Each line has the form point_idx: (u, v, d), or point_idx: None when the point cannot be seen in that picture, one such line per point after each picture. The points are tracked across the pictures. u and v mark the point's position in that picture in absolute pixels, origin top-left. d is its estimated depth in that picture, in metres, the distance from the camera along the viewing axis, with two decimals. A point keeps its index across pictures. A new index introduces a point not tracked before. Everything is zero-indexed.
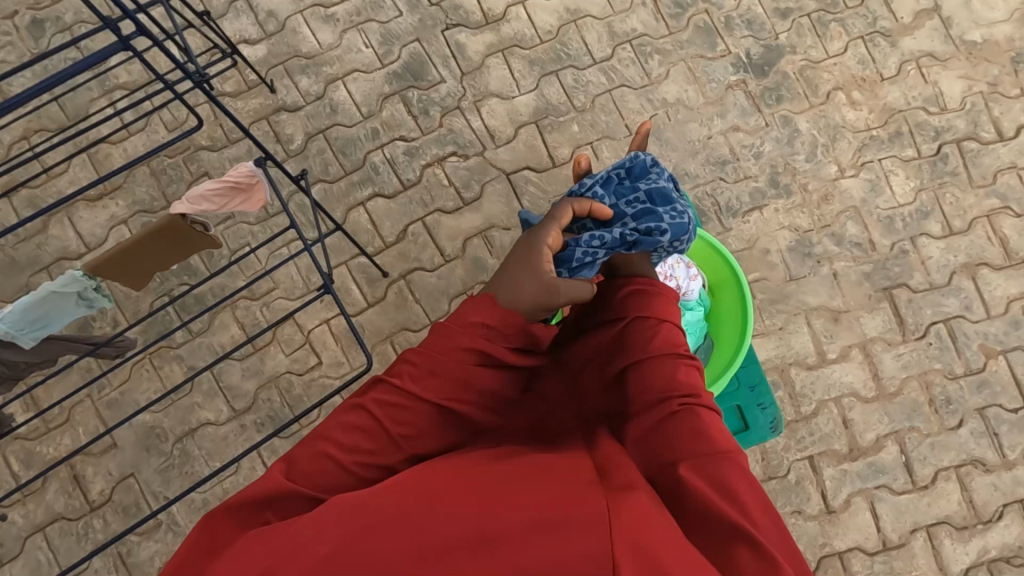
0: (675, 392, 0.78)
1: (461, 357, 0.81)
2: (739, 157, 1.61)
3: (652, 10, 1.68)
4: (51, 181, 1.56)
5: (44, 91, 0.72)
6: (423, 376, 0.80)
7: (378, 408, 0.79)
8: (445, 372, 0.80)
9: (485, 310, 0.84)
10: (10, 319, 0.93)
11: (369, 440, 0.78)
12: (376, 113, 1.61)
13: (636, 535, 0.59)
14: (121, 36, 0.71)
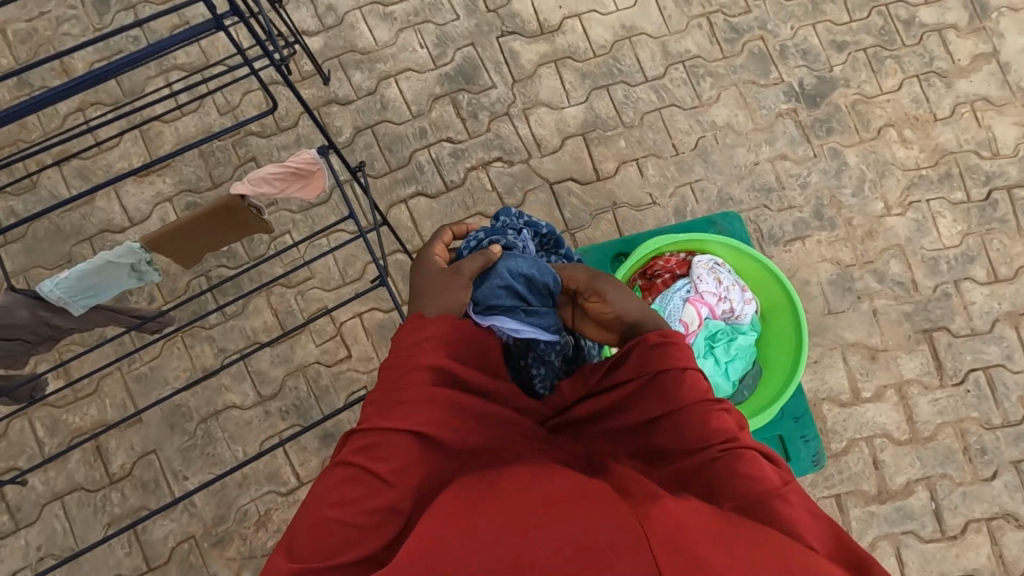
0: (714, 441, 0.79)
1: (430, 389, 0.80)
2: (785, 185, 1.59)
3: (708, 32, 1.68)
4: (102, 154, 1.59)
5: (133, 64, 0.72)
6: (400, 411, 0.79)
7: (365, 454, 0.77)
8: (425, 402, 0.79)
9: (432, 328, 0.84)
10: (65, 285, 0.94)
11: (367, 485, 0.76)
12: (426, 113, 1.62)
13: (673, 538, 0.62)
14: (216, 15, 0.72)
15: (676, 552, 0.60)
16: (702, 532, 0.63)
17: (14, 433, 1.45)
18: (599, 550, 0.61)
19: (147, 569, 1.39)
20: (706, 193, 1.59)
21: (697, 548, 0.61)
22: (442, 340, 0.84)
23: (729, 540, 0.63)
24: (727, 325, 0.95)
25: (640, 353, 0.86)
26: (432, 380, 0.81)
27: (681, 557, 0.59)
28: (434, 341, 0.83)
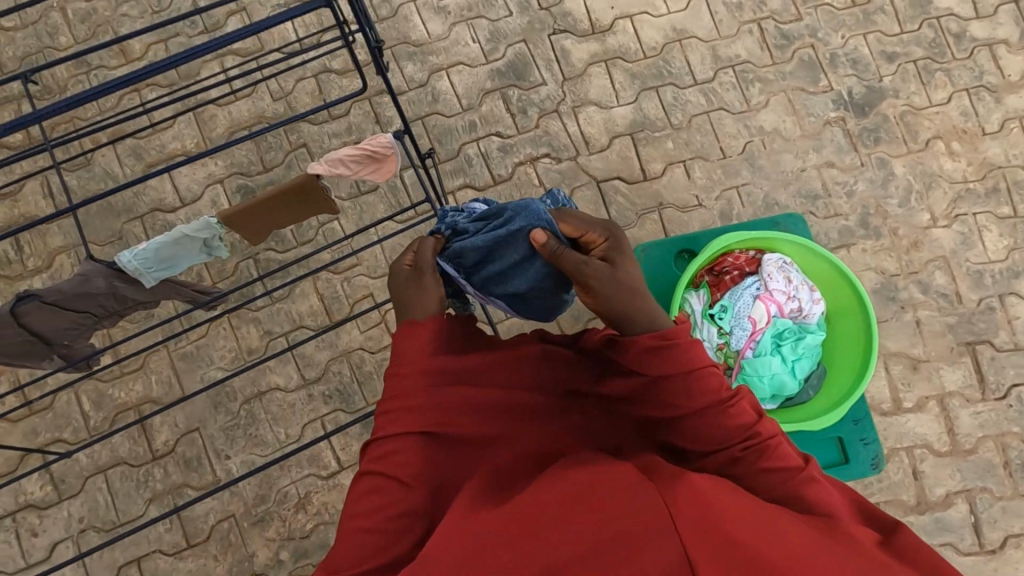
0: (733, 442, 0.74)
1: (428, 391, 0.77)
2: (831, 193, 1.60)
3: (759, 38, 1.69)
4: (156, 134, 1.61)
5: (248, 34, 0.80)
6: (403, 416, 0.76)
7: (377, 463, 0.77)
8: (426, 403, 0.77)
9: (421, 331, 0.80)
10: (141, 256, 0.95)
11: (383, 492, 0.75)
12: (476, 106, 1.63)
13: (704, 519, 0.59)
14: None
15: (705, 529, 0.58)
16: (731, 515, 0.61)
17: (59, 405, 1.46)
18: (628, 543, 0.59)
19: (187, 545, 1.41)
20: (753, 197, 1.60)
21: (724, 522, 0.59)
22: (426, 343, 0.80)
23: (758, 523, 0.61)
24: (794, 324, 0.95)
25: (638, 355, 0.76)
26: (430, 381, 0.78)
27: (715, 540, 0.57)
28: (421, 345, 0.80)
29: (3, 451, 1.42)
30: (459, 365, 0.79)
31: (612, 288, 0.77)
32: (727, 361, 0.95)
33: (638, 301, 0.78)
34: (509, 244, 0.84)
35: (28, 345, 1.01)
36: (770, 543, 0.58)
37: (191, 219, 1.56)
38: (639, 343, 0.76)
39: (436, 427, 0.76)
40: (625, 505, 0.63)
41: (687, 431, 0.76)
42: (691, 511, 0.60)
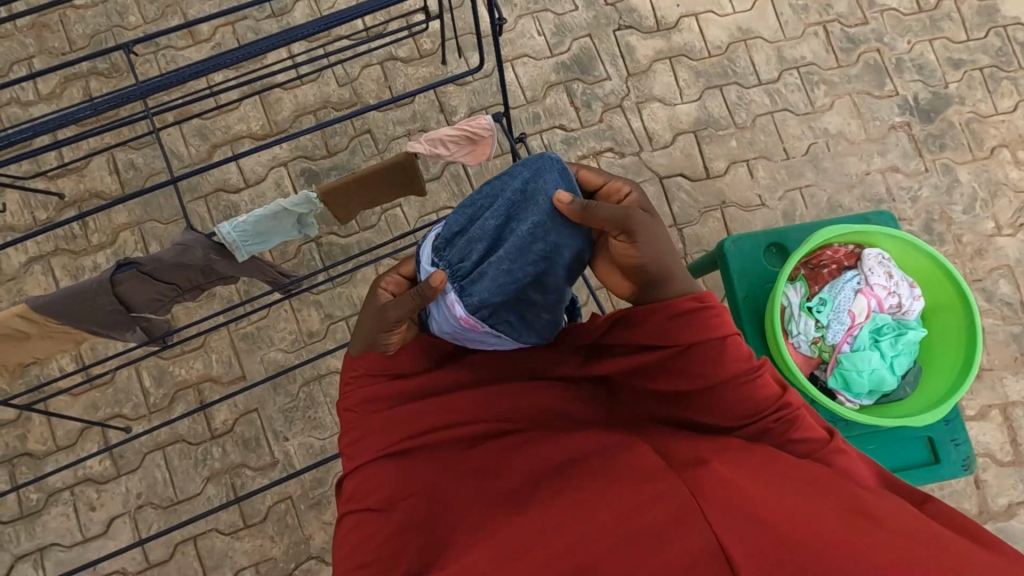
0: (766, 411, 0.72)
1: (393, 414, 0.76)
2: (895, 198, 1.59)
3: (824, 41, 1.68)
4: (222, 116, 1.61)
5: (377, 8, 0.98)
6: (371, 443, 0.75)
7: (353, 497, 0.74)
8: (389, 425, 0.75)
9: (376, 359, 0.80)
10: (240, 229, 0.95)
11: (365, 522, 0.72)
12: (539, 99, 1.63)
13: (720, 499, 0.55)
14: None
15: (721, 509, 0.54)
16: (751, 494, 0.56)
17: (120, 380, 1.46)
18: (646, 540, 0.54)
19: (243, 525, 1.41)
20: (816, 199, 1.59)
21: (743, 500, 0.55)
22: (382, 367, 0.79)
23: (783, 496, 0.56)
24: (893, 320, 0.95)
25: (653, 329, 0.75)
26: (396, 404, 0.77)
27: (734, 515, 0.54)
28: (375, 371, 0.80)
29: (65, 424, 1.43)
30: (419, 381, 0.78)
31: (643, 238, 0.74)
32: (823, 354, 0.95)
33: (667, 253, 0.76)
34: (525, 205, 0.77)
35: (120, 317, 1.01)
36: (793, 520, 0.53)
37: (256, 201, 1.57)
38: (676, 305, 0.74)
39: (406, 447, 0.74)
40: (619, 494, 0.59)
41: (712, 405, 0.73)
42: (709, 497, 0.55)
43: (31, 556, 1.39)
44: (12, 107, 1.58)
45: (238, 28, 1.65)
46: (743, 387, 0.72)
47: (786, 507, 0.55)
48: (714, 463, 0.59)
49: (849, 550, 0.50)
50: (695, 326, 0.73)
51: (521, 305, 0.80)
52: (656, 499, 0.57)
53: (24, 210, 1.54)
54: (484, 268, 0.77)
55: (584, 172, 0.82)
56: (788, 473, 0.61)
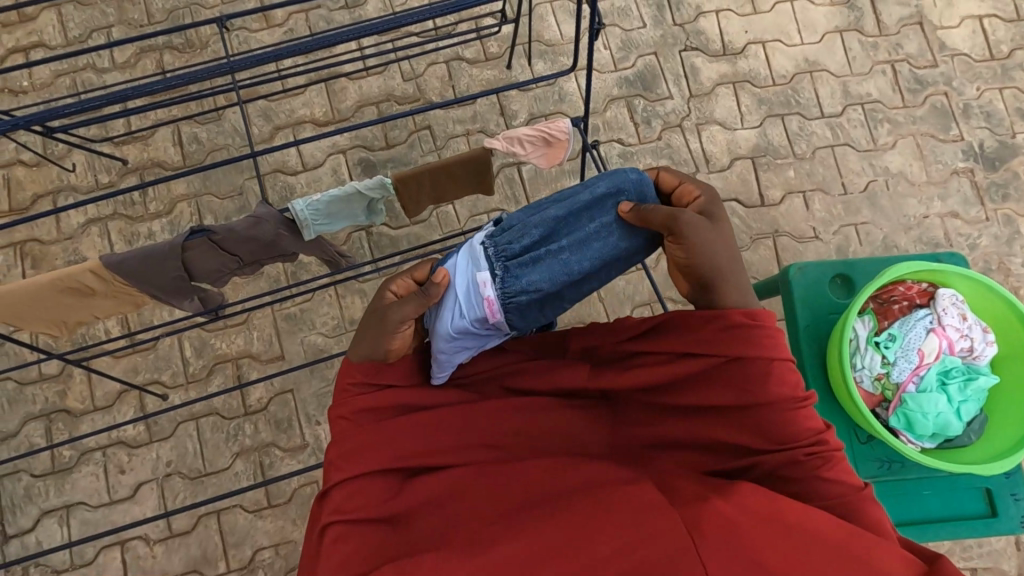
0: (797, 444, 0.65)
1: (384, 423, 0.72)
2: (952, 243, 1.57)
3: (891, 80, 1.67)
4: (286, 99, 1.64)
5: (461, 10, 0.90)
6: (354, 456, 0.70)
7: (333, 510, 0.68)
8: (375, 441, 0.71)
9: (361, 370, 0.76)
10: (313, 207, 0.95)
11: (351, 537, 0.67)
12: (600, 111, 1.62)
13: (720, 533, 0.54)
14: None
15: (721, 544, 0.53)
16: (754, 534, 0.55)
17: (161, 347, 1.47)
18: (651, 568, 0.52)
19: (268, 505, 1.41)
20: (871, 237, 1.57)
21: (743, 539, 0.54)
22: (375, 378, 0.75)
23: (784, 543, 0.55)
24: (963, 364, 0.93)
25: (696, 338, 0.69)
26: (385, 416, 0.74)
27: (733, 555, 0.53)
28: (366, 385, 0.75)
29: (104, 385, 1.44)
30: (411, 395, 0.75)
31: (699, 243, 0.71)
32: (886, 392, 0.93)
33: (734, 268, 0.72)
34: (598, 207, 0.75)
35: (182, 284, 1.01)
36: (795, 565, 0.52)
37: (312, 185, 1.59)
38: (726, 316, 0.68)
39: (397, 461, 0.70)
40: (616, 514, 0.57)
41: (741, 424, 0.67)
42: (710, 532, 0.54)
43: (56, 513, 1.39)
44: (86, 71, 1.61)
45: (309, 17, 1.68)
46: (779, 416, 0.66)
47: (787, 553, 0.54)
48: (715, 500, 0.57)
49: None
50: (736, 337, 0.67)
51: (544, 299, 0.75)
52: (655, 527, 0.55)
53: (89, 172, 1.57)
54: (539, 255, 0.73)
55: (661, 175, 0.80)
56: (801, 513, 0.58)
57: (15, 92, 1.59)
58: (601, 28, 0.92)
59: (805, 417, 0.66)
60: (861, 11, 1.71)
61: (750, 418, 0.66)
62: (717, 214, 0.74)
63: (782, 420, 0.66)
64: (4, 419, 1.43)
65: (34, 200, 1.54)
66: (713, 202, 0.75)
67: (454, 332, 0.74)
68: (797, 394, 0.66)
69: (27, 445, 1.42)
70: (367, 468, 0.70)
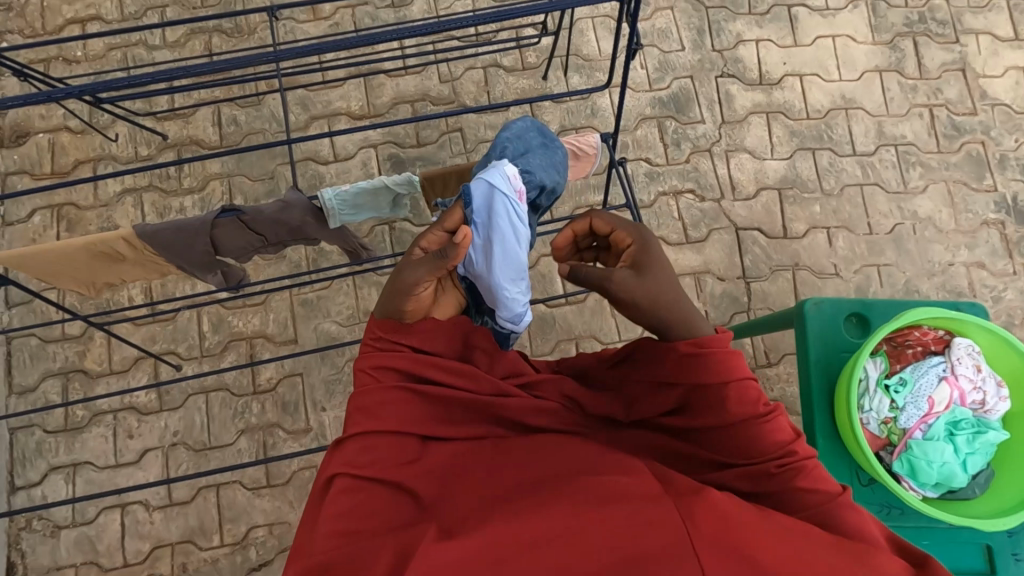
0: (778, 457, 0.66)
1: (396, 386, 0.72)
2: (976, 294, 1.55)
3: (928, 124, 1.65)
4: (325, 90, 1.67)
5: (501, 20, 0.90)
6: (366, 415, 0.71)
7: (342, 462, 0.69)
8: (389, 404, 0.71)
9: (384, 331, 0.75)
10: (341, 196, 0.97)
11: (354, 491, 0.66)
12: (630, 129, 1.62)
13: (715, 529, 0.53)
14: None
15: (716, 544, 0.52)
16: (752, 537, 0.54)
17: (180, 319, 1.51)
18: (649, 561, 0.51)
19: (266, 484, 1.43)
20: (892, 280, 1.56)
21: (739, 538, 0.53)
22: (393, 337, 0.74)
23: (780, 545, 0.54)
24: (973, 416, 0.91)
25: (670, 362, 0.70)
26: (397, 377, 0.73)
27: (731, 557, 0.52)
28: (386, 343, 0.74)
29: (122, 351, 1.48)
30: (422, 360, 0.73)
31: (650, 298, 0.70)
32: (891, 437, 0.92)
33: (686, 304, 0.71)
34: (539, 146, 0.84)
35: (208, 259, 1.04)
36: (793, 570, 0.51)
37: (342, 175, 1.62)
38: (675, 349, 0.70)
39: (405, 427, 0.70)
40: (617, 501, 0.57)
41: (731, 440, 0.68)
42: (707, 527, 0.53)
43: (64, 469, 1.43)
44: (137, 47, 1.67)
45: (354, 12, 1.71)
46: (748, 432, 0.67)
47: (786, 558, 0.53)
48: (709, 495, 0.57)
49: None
50: (710, 369, 0.68)
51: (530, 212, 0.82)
52: (654, 518, 0.54)
53: (129, 143, 1.62)
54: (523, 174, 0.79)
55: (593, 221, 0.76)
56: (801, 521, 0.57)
57: (68, 60, 1.65)
58: (639, 50, 0.94)
59: (773, 429, 0.68)
60: (903, 53, 1.70)
61: (726, 434, 0.68)
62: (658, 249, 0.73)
63: (751, 437, 0.67)
64: (24, 373, 1.47)
65: (75, 165, 1.60)
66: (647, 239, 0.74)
67: (505, 266, 0.76)
68: (755, 409, 0.68)
69: (43, 401, 1.46)
70: (375, 428, 0.69)
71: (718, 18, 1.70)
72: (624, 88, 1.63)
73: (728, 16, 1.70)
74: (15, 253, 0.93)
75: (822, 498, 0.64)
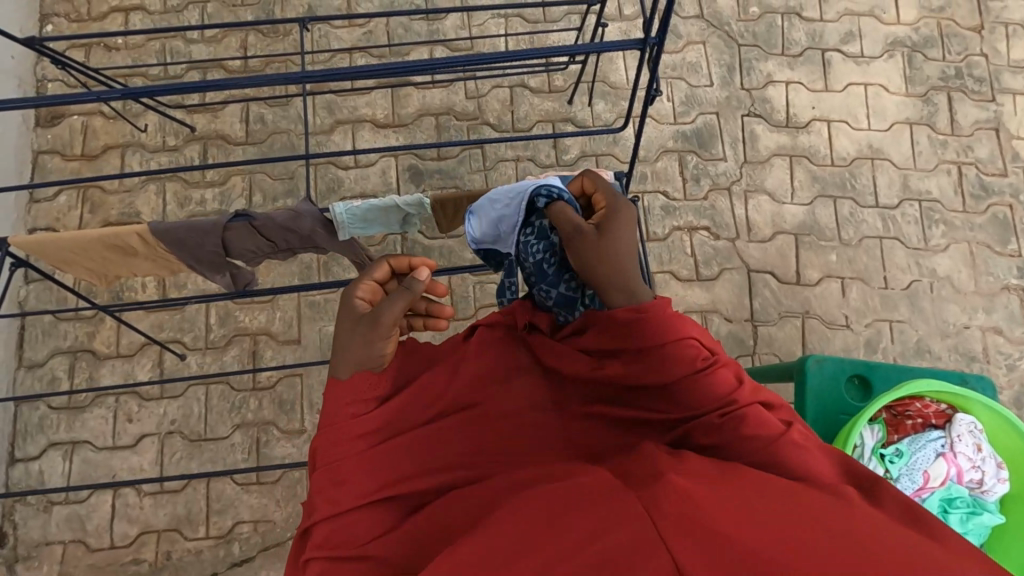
0: (725, 411, 0.65)
1: (369, 453, 0.69)
2: (989, 359, 1.53)
3: (955, 181, 1.63)
4: (351, 95, 1.69)
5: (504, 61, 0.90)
6: (346, 484, 0.67)
7: (331, 539, 0.66)
8: (347, 471, 0.68)
9: (342, 398, 0.71)
10: (351, 211, 0.98)
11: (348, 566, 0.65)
12: (651, 160, 1.61)
13: (681, 509, 0.50)
14: (543, 52, 0.79)
15: (685, 523, 0.49)
16: (725, 513, 0.50)
17: (189, 310, 1.53)
18: (636, 552, 0.48)
19: (255, 481, 1.44)
20: (904, 336, 1.53)
21: (706, 516, 0.49)
22: (349, 403, 0.71)
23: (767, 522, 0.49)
24: (969, 495, 0.90)
25: (608, 327, 0.70)
26: (364, 444, 0.70)
27: (707, 542, 0.47)
28: (359, 404, 0.71)
29: (130, 335, 1.51)
30: (373, 416, 0.71)
31: (624, 288, 0.70)
32: None
33: (623, 271, 0.70)
34: None
35: (217, 259, 1.05)
36: (783, 542, 0.47)
37: (360, 181, 1.64)
38: (616, 316, 0.69)
39: (378, 490, 0.68)
40: (590, 501, 0.54)
41: (682, 403, 0.68)
42: (671, 508, 0.51)
43: (62, 446, 1.46)
44: (175, 40, 1.70)
45: (388, 20, 1.73)
46: (683, 389, 0.67)
47: (763, 530, 0.48)
48: (675, 479, 0.54)
49: (841, 566, 0.44)
50: (653, 334, 0.67)
51: None
52: (627, 510, 0.52)
53: (158, 132, 1.65)
54: None
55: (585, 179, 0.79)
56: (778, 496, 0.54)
57: (107, 47, 1.69)
58: (657, 95, 0.93)
59: (712, 383, 0.67)
60: (936, 107, 1.67)
61: (670, 395, 0.68)
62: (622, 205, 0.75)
63: (689, 395, 0.67)
64: (35, 348, 1.51)
65: (104, 150, 1.64)
66: (620, 199, 0.75)
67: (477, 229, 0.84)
68: (692, 366, 0.67)
69: (50, 377, 1.49)
70: (356, 493, 0.67)
71: (750, 56, 1.69)
72: (648, 118, 1.62)
73: (761, 55, 1.69)
74: (34, 240, 0.96)
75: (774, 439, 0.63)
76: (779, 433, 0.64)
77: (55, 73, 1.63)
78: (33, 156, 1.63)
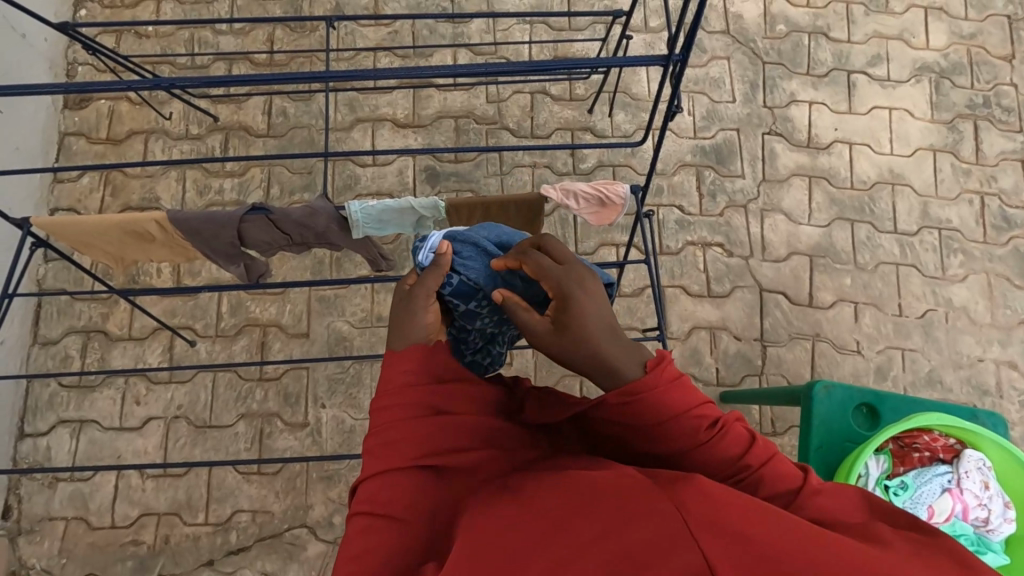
0: (744, 472, 0.62)
1: (416, 422, 0.65)
2: (1003, 395, 1.51)
3: (977, 211, 1.60)
4: (373, 94, 1.70)
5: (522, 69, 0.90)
6: (392, 447, 0.64)
7: (369, 498, 0.63)
8: (394, 439, 0.64)
9: (406, 367, 0.67)
10: (366, 212, 0.98)
11: (379, 531, 0.62)
12: (668, 173, 1.61)
13: (703, 505, 0.47)
14: (568, 62, 0.78)
15: (708, 523, 0.46)
16: (743, 514, 0.47)
17: (201, 298, 1.55)
18: (650, 550, 0.45)
19: (257, 471, 1.45)
20: (916, 366, 1.51)
21: (730, 517, 0.46)
22: (413, 374, 0.67)
23: (783, 527, 0.47)
24: (975, 533, 0.88)
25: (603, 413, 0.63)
26: (413, 413, 0.65)
27: (726, 538, 0.45)
28: (420, 377, 0.67)
29: (143, 319, 1.53)
30: (422, 394, 0.66)
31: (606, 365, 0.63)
32: None
33: (605, 346, 0.63)
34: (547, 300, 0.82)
35: (232, 250, 1.05)
36: (800, 552, 0.45)
37: (376, 180, 1.65)
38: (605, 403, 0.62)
39: (413, 460, 0.63)
40: (602, 497, 0.51)
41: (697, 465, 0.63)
42: (690, 507, 0.47)
43: (71, 424, 1.48)
44: (203, 31, 1.73)
45: (415, 21, 1.75)
46: (695, 456, 0.63)
47: (773, 530, 0.46)
48: (696, 479, 0.51)
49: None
50: (666, 406, 0.62)
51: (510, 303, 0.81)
52: (641, 508, 0.48)
53: (182, 121, 1.68)
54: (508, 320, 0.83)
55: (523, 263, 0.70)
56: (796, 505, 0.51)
57: (138, 34, 1.71)
58: (677, 111, 0.92)
59: (726, 442, 0.63)
60: (961, 135, 1.65)
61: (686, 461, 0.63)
62: (578, 286, 0.66)
63: (700, 460, 0.63)
64: (50, 326, 1.53)
65: (129, 135, 1.67)
66: (572, 277, 0.67)
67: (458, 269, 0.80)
68: (699, 434, 0.62)
69: (63, 355, 1.52)
70: (400, 457, 0.63)
71: (774, 74, 1.68)
72: (667, 131, 1.61)
73: (785, 74, 1.68)
74: (57, 221, 0.98)
75: (794, 500, 0.59)
76: (797, 486, 0.61)
77: (86, 58, 1.66)
78: (59, 137, 1.66)
